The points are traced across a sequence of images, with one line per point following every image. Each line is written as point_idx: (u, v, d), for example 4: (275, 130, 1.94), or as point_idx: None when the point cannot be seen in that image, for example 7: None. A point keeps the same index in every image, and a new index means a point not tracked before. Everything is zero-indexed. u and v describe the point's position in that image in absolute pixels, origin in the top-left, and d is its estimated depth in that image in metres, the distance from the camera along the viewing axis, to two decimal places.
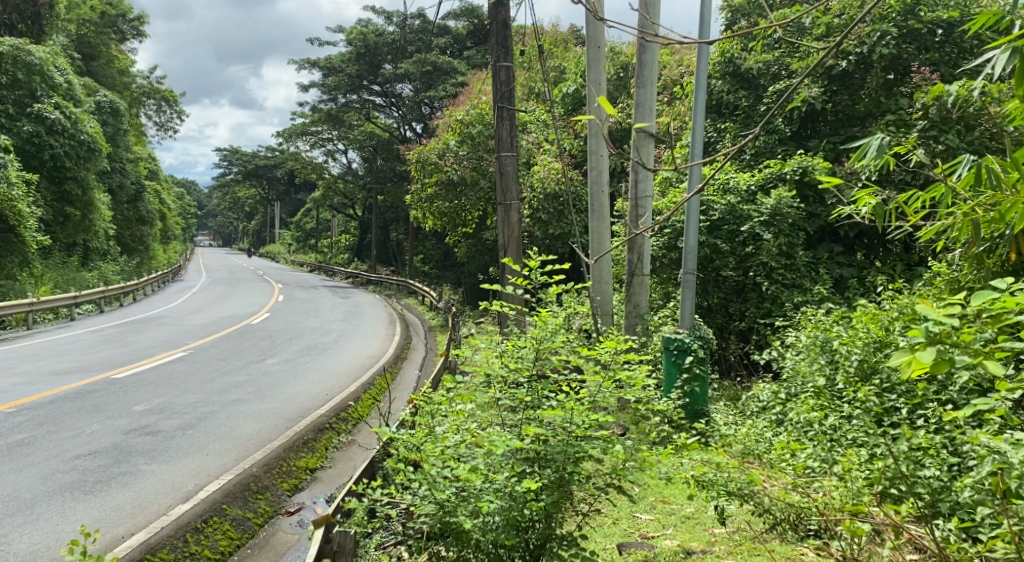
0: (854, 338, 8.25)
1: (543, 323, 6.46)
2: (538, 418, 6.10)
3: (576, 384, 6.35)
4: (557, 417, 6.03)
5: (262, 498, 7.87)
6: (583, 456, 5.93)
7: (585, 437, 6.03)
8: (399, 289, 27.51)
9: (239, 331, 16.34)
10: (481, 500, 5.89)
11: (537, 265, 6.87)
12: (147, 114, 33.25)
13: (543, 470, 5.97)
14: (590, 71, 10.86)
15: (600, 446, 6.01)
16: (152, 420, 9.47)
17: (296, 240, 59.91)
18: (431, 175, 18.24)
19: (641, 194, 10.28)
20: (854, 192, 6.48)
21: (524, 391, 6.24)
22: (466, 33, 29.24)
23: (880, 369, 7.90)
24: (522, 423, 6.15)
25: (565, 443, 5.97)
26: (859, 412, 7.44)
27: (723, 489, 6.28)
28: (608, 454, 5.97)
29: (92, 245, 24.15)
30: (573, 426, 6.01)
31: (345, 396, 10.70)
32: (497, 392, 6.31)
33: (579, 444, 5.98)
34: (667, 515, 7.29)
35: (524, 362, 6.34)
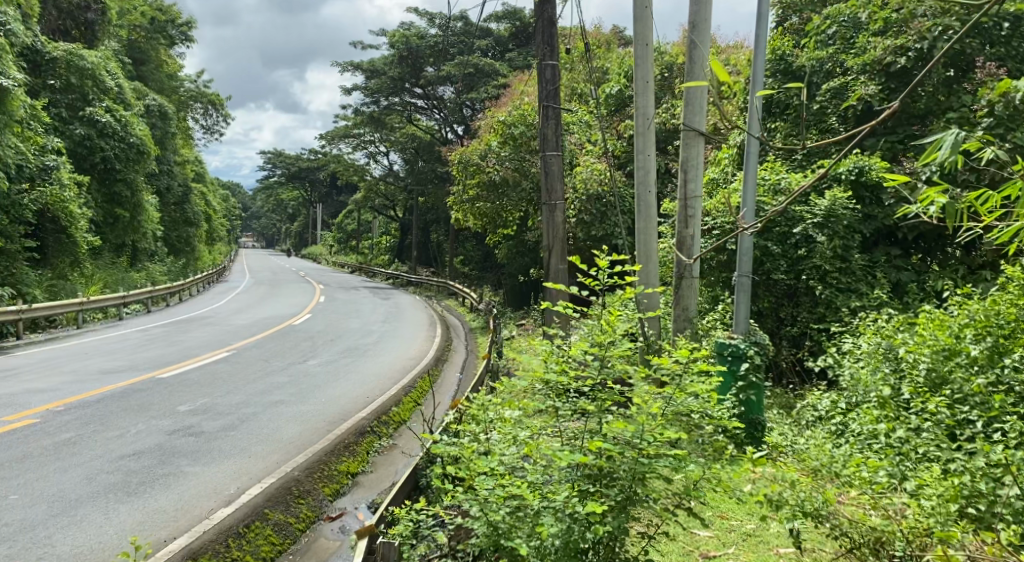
0: (924, 346, 7.88)
1: (602, 339, 6.34)
2: (601, 433, 5.98)
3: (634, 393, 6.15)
4: (626, 433, 5.91)
5: (304, 502, 7.73)
6: (652, 475, 5.79)
7: (656, 456, 5.88)
8: (440, 290, 27.49)
9: (283, 332, 16.32)
10: (540, 519, 5.79)
11: (605, 266, 6.75)
12: (195, 117, 33.61)
13: (608, 488, 5.84)
14: (638, 69, 10.59)
15: (676, 466, 5.85)
16: (196, 421, 9.42)
17: (338, 241, 60.31)
18: (473, 177, 18.11)
19: (690, 194, 9.98)
20: (922, 190, 6.26)
21: (588, 401, 6.15)
22: (508, 35, 29.12)
23: (951, 380, 7.58)
24: (585, 438, 6.04)
25: (633, 462, 5.81)
26: (930, 424, 7.22)
27: (800, 510, 6.08)
28: (680, 473, 5.83)
29: (141, 246, 24.42)
30: (642, 443, 5.87)
31: (388, 399, 10.56)
32: (558, 401, 6.30)
33: (651, 461, 5.84)
34: (727, 532, 7.02)
35: (590, 372, 6.28)
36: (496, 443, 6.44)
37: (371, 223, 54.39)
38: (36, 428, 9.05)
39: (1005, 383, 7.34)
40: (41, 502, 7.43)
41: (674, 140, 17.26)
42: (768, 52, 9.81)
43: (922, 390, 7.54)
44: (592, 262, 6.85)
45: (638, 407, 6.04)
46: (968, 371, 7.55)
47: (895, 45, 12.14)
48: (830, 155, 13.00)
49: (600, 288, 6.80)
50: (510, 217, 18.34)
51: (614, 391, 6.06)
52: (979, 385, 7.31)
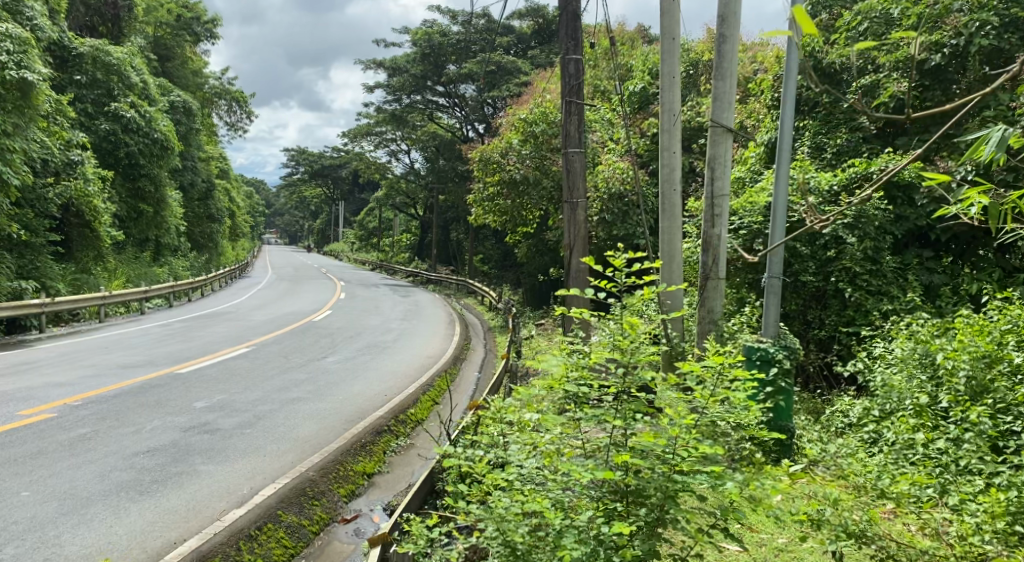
0: (966, 351, 7.54)
1: (624, 345, 6.08)
2: (627, 446, 5.82)
3: (669, 406, 5.95)
4: (657, 448, 5.73)
5: (319, 504, 7.57)
6: (683, 494, 5.64)
7: (689, 472, 5.71)
8: (458, 288, 27.34)
9: (302, 328, 16.20)
10: (562, 538, 5.67)
11: (622, 265, 6.50)
12: (219, 113, 33.63)
13: (636, 508, 5.72)
14: (664, 63, 10.33)
15: (714, 482, 5.66)
16: (212, 417, 9.30)
17: (359, 239, 60.36)
18: (493, 174, 17.86)
19: (717, 192, 9.70)
20: (964, 190, 6.10)
21: (612, 411, 5.92)
22: (530, 32, 28.87)
23: (993, 388, 7.31)
24: (610, 451, 5.85)
25: (662, 480, 5.66)
26: (971, 435, 6.96)
27: (841, 530, 5.83)
28: (716, 490, 5.66)
29: (164, 242, 24.43)
30: (673, 459, 5.70)
31: (406, 397, 10.39)
32: (583, 407, 6.08)
33: (683, 478, 5.67)
34: (757, 546, 6.79)
35: (613, 379, 6.04)
36: (513, 455, 6.33)
37: (392, 222, 54.33)
38: (51, 423, 8.95)
39: None
40: (53, 500, 7.33)
41: (699, 138, 16.98)
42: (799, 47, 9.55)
43: (962, 400, 7.27)
44: (608, 263, 6.59)
45: (673, 416, 5.82)
46: (1011, 380, 7.29)
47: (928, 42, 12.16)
48: (861, 154, 12.69)
49: (617, 290, 6.54)
50: (530, 214, 18.11)
51: (641, 401, 5.88)
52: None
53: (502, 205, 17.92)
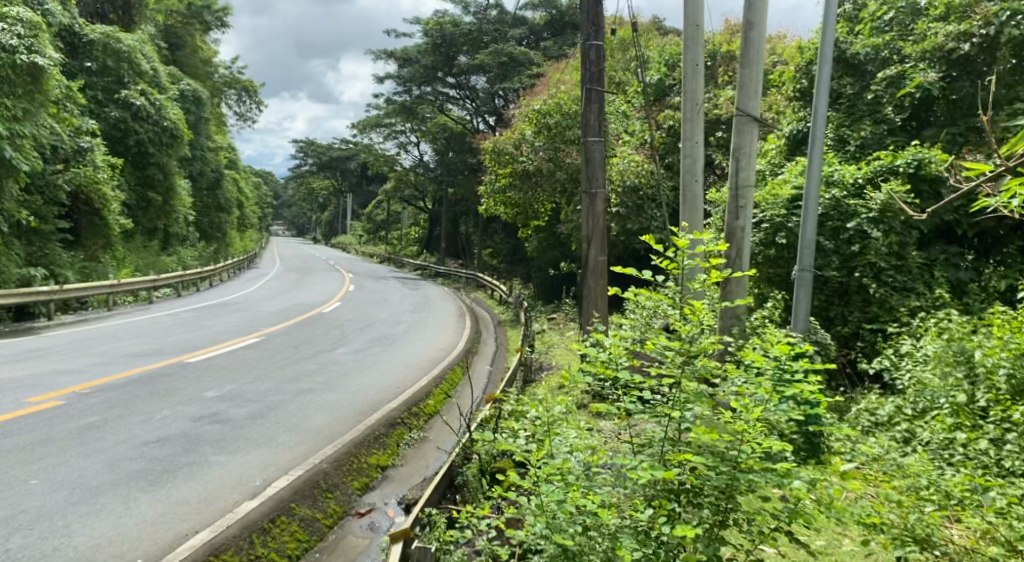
0: (1006, 347, 7.38)
1: (683, 333, 5.81)
2: (689, 443, 5.64)
3: (734, 406, 5.67)
4: (724, 444, 5.54)
5: (332, 497, 7.37)
6: (752, 493, 5.44)
7: (756, 469, 5.51)
8: (467, 282, 27.14)
9: (312, 319, 16.03)
10: (616, 538, 5.54)
11: (684, 245, 6.36)
12: (229, 104, 33.48)
13: (696, 509, 5.56)
14: (687, 50, 10.10)
15: (786, 483, 5.44)
16: (222, 407, 9.11)
17: (367, 231, 60.18)
18: (506, 165, 17.66)
19: (741, 183, 9.47)
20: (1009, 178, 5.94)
21: (668, 403, 5.73)
22: (542, 24, 28.55)
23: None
24: (666, 447, 5.68)
25: (724, 482, 5.48)
26: (1014, 435, 6.74)
27: (909, 537, 5.59)
28: (785, 490, 5.46)
29: (173, 232, 24.28)
30: (739, 457, 5.50)
31: (418, 389, 10.15)
32: (630, 398, 5.91)
33: (750, 477, 5.47)
34: (796, 550, 6.57)
35: (671, 368, 5.79)
36: (558, 445, 6.11)
37: (400, 215, 54.15)
38: (60, 411, 8.78)
39: None
40: (61, 489, 7.14)
41: (717, 131, 16.74)
42: (830, 35, 9.33)
43: (1003, 399, 7.04)
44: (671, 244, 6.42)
45: (739, 411, 5.62)
46: None
47: (958, 31, 12.07)
48: (884, 146, 12.50)
49: (679, 271, 6.43)
50: (543, 207, 17.91)
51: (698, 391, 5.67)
52: None
53: (515, 197, 17.73)
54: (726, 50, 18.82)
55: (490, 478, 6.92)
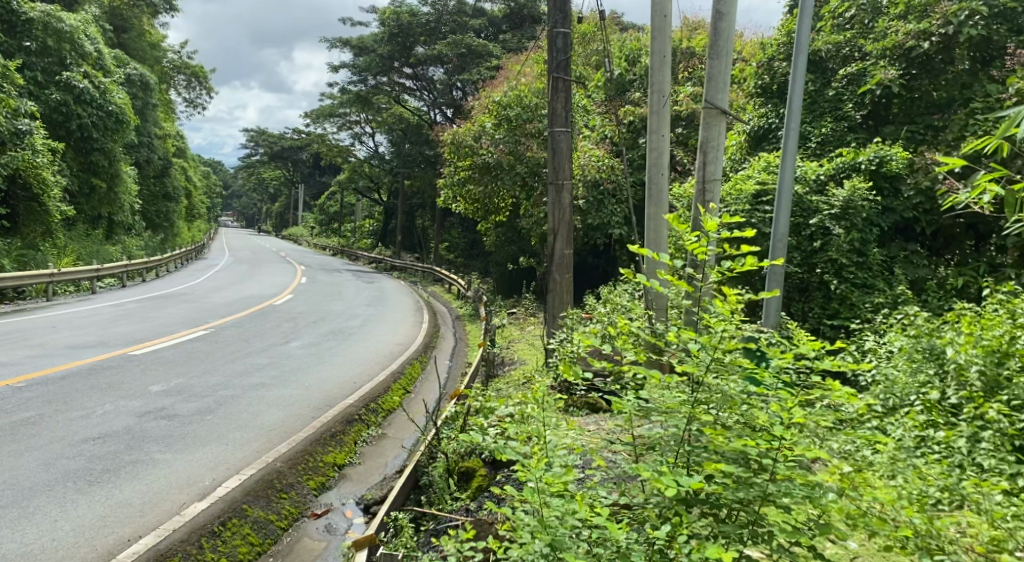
0: (977, 343, 7.36)
1: (714, 327, 5.53)
2: (718, 450, 5.37)
3: (770, 416, 5.40)
4: (757, 450, 5.30)
5: (287, 498, 7.02)
6: (783, 508, 5.20)
7: (783, 479, 5.30)
8: (424, 275, 26.79)
9: (264, 311, 15.57)
10: (626, 554, 5.28)
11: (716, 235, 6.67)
12: (178, 89, 32.48)
13: (712, 521, 5.31)
14: (655, 41, 9.86)
15: (819, 497, 5.25)
16: (169, 402, 8.67)
17: (319, 223, 59.21)
18: (465, 158, 17.33)
19: (709, 176, 9.33)
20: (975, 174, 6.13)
21: (698, 408, 5.41)
22: (501, 16, 28.10)
23: (1008, 384, 7.03)
24: (686, 447, 5.40)
25: (755, 494, 5.22)
26: (989, 433, 6.66)
27: (934, 544, 5.42)
28: (814, 504, 5.24)
29: (118, 220, 23.45)
30: (773, 467, 5.27)
31: (375, 385, 9.81)
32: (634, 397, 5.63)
33: (782, 489, 5.24)
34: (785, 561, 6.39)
35: (694, 364, 5.50)
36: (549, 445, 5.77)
37: (354, 207, 53.53)
38: None
39: None
40: None
41: (679, 127, 16.67)
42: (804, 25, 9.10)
43: (976, 396, 6.97)
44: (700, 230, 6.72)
45: (779, 415, 5.36)
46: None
47: (917, 30, 12.08)
48: (845, 143, 12.64)
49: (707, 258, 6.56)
50: (502, 201, 17.64)
51: (721, 390, 5.44)
52: None
53: (475, 190, 17.37)
54: (687, 46, 18.74)
55: (457, 478, 6.69)
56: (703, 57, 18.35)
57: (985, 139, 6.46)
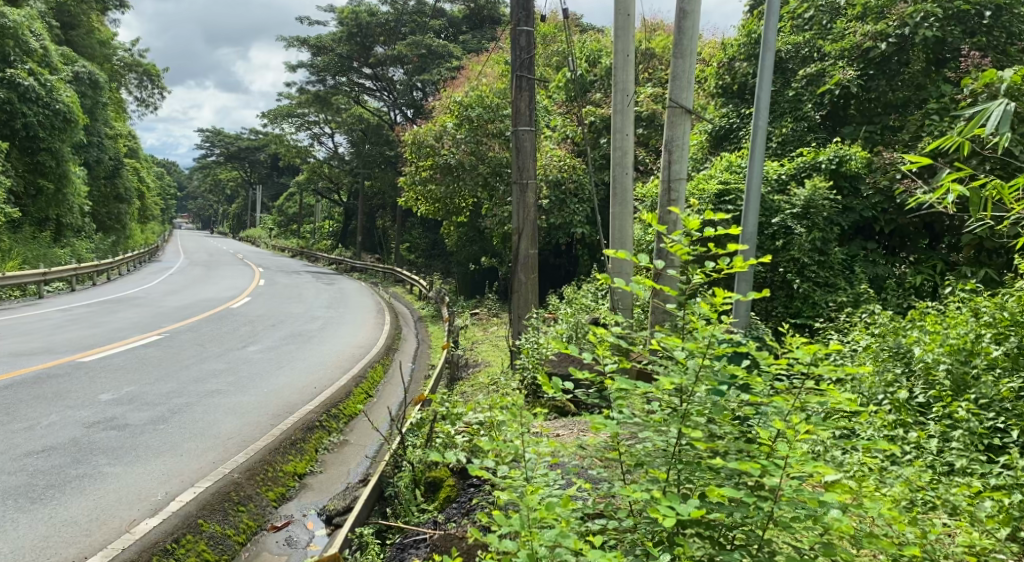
0: (943, 342, 7.40)
1: (700, 334, 5.32)
2: (715, 468, 5.24)
3: (777, 435, 5.24)
4: (761, 469, 5.15)
5: (244, 510, 6.76)
6: (786, 529, 5.05)
7: (788, 500, 5.12)
8: (386, 277, 26.51)
9: (220, 315, 15.22)
10: None
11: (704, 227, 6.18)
12: (129, 88, 31.74)
13: (710, 545, 5.13)
14: (619, 39, 9.68)
15: (826, 515, 5.05)
16: (120, 411, 8.35)
17: (278, 224, 58.43)
18: (427, 159, 16.87)
19: (673, 175, 9.24)
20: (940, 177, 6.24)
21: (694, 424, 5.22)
22: (461, 16, 27.88)
23: (975, 382, 7.05)
24: (676, 466, 5.21)
25: (759, 518, 5.07)
26: (960, 432, 6.65)
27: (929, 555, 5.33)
28: (819, 524, 5.07)
29: (67, 222, 22.79)
30: (780, 489, 5.10)
31: (337, 389, 9.58)
32: (615, 408, 5.44)
33: (789, 511, 5.07)
34: None
35: (679, 377, 5.29)
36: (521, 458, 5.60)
37: (314, 207, 53.00)
38: None
39: None
40: None
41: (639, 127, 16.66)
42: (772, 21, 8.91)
43: (945, 395, 6.98)
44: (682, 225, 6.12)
45: (784, 430, 5.19)
46: (990, 374, 7.10)
47: (874, 31, 12.16)
48: (804, 143, 12.71)
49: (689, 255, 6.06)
50: (464, 200, 17.42)
51: (715, 405, 5.29)
52: (1008, 391, 6.80)
53: (436, 190, 17.07)
54: (647, 47, 18.70)
55: (425, 488, 6.50)
56: (663, 58, 18.36)
57: (946, 138, 6.41)
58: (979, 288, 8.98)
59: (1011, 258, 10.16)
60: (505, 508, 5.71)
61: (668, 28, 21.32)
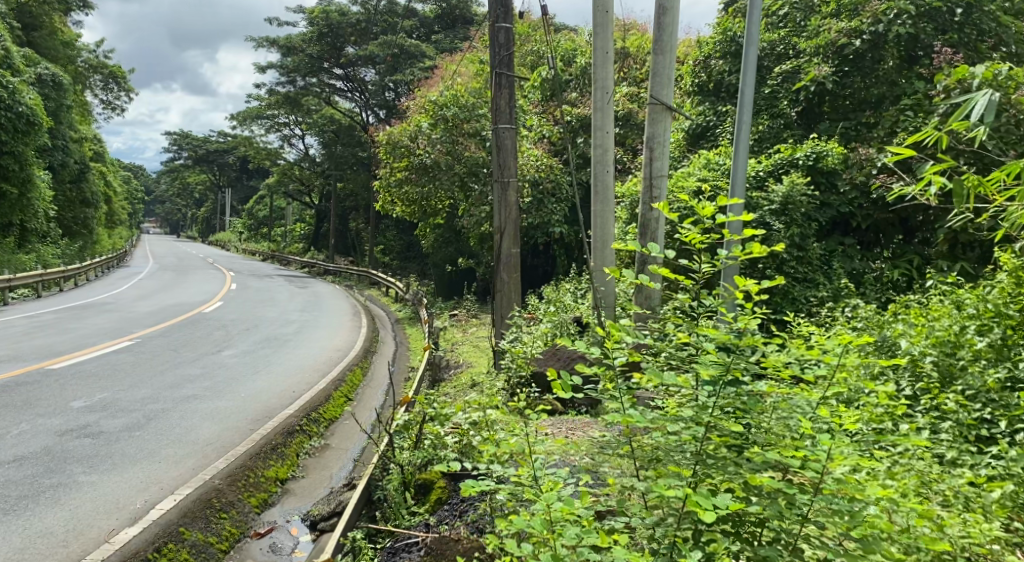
0: (929, 336, 7.50)
1: (743, 323, 5.06)
2: (743, 461, 4.97)
3: (811, 425, 5.04)
4: (799, 462, 4.92)
5: (226, 517, 6.58)
6: (823, 524, 4.81)
7: (825, 493, 4.89)
8: (360, 279, 26.29)
9: (193, 320, 14.93)
10: None
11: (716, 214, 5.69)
12: (94, 90, 31.19)
13: (745, 544, 4.86)
14: (598, 36, 9.57)
15: (862, 511, 4.82)
16: (93, 419, 8.12)
17: (248, 228, 57.87)
18: (402, 159, 16.65)
19: (655, 173, 9.16)
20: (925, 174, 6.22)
21: (724, 413, 5.00)
22: (433, 16, 27.73)
23: (961, 373, 7.12)
24: (706, 459, 4.95)
25: (796, 516, 4.80)
26: (948, 424, 6.69)
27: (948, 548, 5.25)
28: (858, 518, 4.82)
29: (31, 227, 22.32)
30: (822, 480, 4.86)
31: (317, 393, 9.42)
32: (626, 403, 5.25)
33: (830, 506, 4.80)
34: None
35: (707, 365, 5.06)
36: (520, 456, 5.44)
37: (285, 210, 52.55)
38: None
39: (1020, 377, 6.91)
40: None
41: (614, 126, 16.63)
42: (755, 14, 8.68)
43: (933, 387, 7.00)
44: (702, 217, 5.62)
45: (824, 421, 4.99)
46: (977, 366, 7.15)
47: (849, 28, 12.21)
48: (781, 140, 12.75)
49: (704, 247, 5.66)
50: (440, 201, 17.27)
51: (751, 398, 5.03)
52: (994, 381, 6.86)
53: (411, 191, 16.93)
54: (622, 46, 18.68)
55: (415, 490, 6.34)
56: (638, 57, 18.35)
57: (928, 131, 6.34)
58: (960, 281, 9.07)
59: (984, 251, 10.28)
60: (501, 511, 5.60)
61: (641, 27, 21.33)
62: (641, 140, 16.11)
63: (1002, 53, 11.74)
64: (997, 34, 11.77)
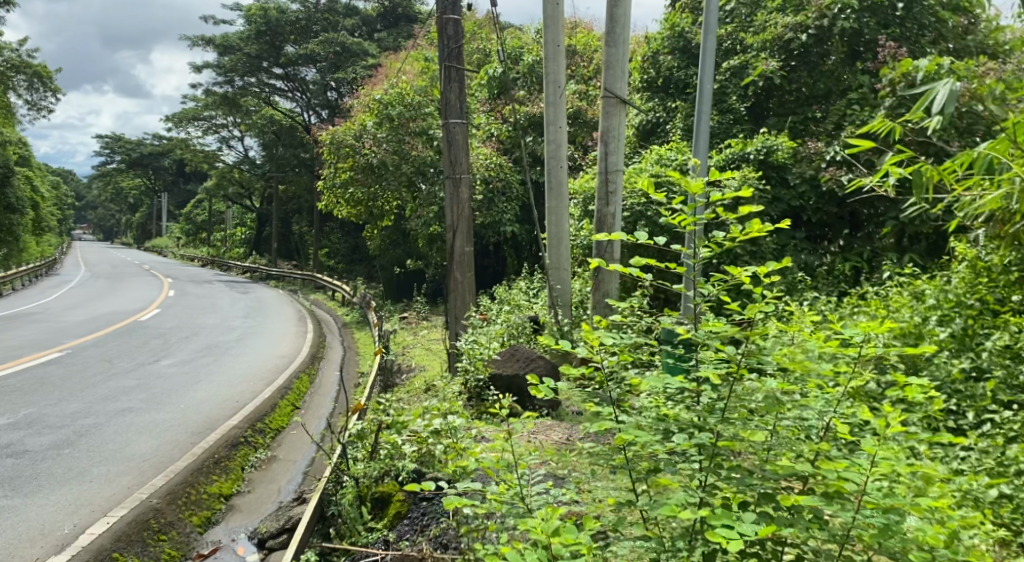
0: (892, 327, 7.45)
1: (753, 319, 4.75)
2: (760, 473, 4.60)
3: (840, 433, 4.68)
4: (835, 475, 4.53)
5: (165, 539, 6.13)
6: (867, 543, 4.39)
7: (867, 509, 4.47)
8: (304, 284, 25.63)
9: (128, 328, 14.26)
10: None
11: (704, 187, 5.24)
12: (18, 91, 29.87)
13: None
14: (547, 29, 9.26)
15: (903, 526, 4.44)
16: (17, 437, 7.55)
17: (184, 234, 56.31)
18: (346, 159, 16.21)
19: (610, 167, 8.93)
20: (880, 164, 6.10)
21: (740, 423, 4.65)
22: (375, 15, 27.35)
23: (926, 364, 7.05)
24: (715, 472, 4.60)
25: (829, 535, 4.42)
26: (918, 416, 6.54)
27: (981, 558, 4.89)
28: (901, 534, 4.42)
29: None
30: (858, 492, 4.49)
31: (262, 401, 8.99)
32: (610, 414, 4.90)
33: (870, 522, 4.42)
34: None
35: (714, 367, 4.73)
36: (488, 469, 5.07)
37: (224, 214, 51.28)
38: None
39: (984, 366, 6.88)
40: None
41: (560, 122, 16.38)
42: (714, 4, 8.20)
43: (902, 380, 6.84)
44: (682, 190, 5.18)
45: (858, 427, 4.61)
46: (944, 356, 7.09)
47: (795, 23, 12.18)
48: (731, 136, 12.65)
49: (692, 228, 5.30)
50: (386, 201, 16.81)
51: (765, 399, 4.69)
52: (959, 370, 6.83)
53: (357, 192, 16.42)
54: (567, 43, 18.48)
55: (371, 504, 5.99)
56: (583, 54, 18.19)
57: (883, 120, 6.16)
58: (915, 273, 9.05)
59: (932, 243, 10.43)
60: (465, 524, 5.26)
61: (587, 26, 21.20)
62: (591, 137, 15.93)
63: (941, 48, 11.84)
64: (938, 29, 11.91)
